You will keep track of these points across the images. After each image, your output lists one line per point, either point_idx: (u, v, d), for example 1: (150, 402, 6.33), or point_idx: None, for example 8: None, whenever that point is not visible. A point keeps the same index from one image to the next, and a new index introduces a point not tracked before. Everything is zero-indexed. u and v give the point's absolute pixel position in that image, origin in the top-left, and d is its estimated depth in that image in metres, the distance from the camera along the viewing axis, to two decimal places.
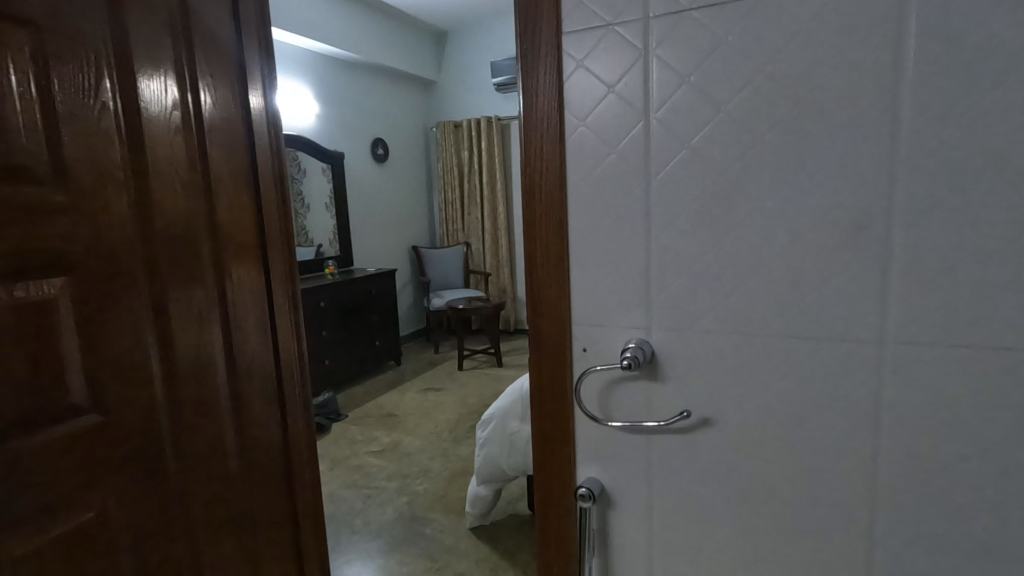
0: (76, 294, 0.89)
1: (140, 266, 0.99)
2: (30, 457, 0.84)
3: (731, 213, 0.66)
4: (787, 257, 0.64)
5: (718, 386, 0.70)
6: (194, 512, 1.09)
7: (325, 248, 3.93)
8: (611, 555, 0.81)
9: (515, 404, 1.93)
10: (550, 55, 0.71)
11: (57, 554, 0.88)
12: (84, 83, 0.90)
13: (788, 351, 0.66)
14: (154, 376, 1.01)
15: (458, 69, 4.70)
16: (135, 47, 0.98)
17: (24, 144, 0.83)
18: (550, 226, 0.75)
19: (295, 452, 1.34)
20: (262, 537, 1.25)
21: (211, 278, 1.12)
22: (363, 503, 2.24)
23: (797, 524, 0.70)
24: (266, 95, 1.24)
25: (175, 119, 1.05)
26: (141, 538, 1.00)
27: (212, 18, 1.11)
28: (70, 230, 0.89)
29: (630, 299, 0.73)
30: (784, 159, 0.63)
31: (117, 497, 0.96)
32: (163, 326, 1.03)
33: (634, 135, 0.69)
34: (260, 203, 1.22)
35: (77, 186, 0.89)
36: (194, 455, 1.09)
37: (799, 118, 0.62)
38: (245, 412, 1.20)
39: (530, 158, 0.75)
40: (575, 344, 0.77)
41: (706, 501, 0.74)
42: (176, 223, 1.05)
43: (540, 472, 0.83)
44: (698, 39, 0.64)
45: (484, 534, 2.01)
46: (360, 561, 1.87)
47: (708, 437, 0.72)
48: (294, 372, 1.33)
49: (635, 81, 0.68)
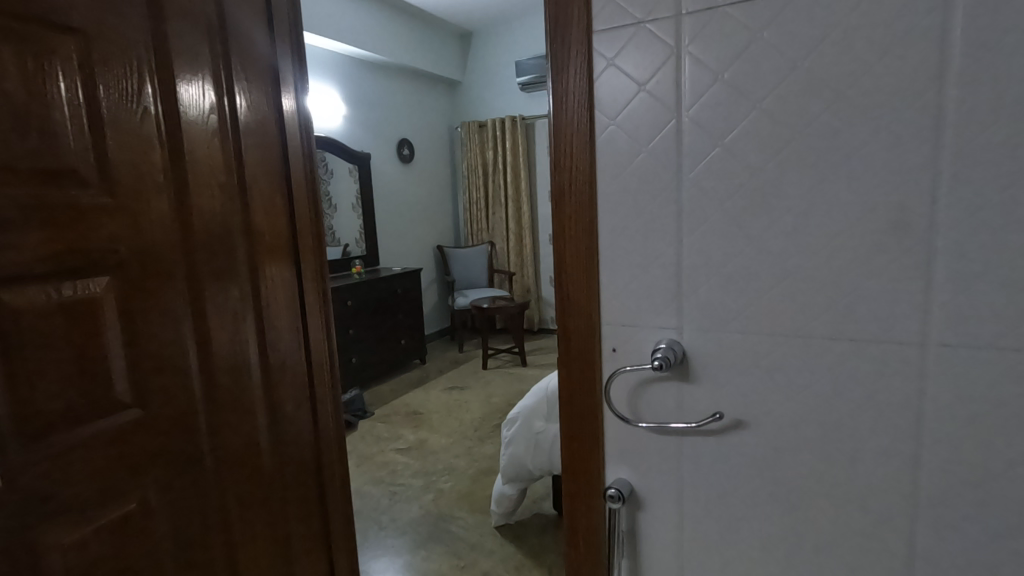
0: (119, 293, 0.93)
1: (179, 266, 1.02)
2: (76, 449, 0.88)
3: (766, 212, 0.65)
4: (824, 256, 0.63)
5: (751, 388, 0.69)
6: (229, 505, 1.12)
7: (352, 248, 3.98)
8: (640, 556, 0.80)
9: (541, 404, 1.93)
10: (581, 54, 0.71)
11: (102, 543, 0.91)
12: (126, 89, 0.94)
13: (825, 353, 0.65)
14: (192, 373, 1.04)
15: (483, 70, 4.72)
16: (175, 53, 1.01)
17: (71, 148, 0.86)
18: (579, 225, 0.75)
19: (325, 450, 1.36)
20: (294, 531, 1.28)
21: (246, 279, 1.14)
22: (389, 499, 2.26)
23: (835, 529, 0.68)
24: (298, 98, 1.27)
25: (212, 123, 1.07)
26: (179, 530, 1.03)
27: (247, 24, 1.14)
28: (114, 231, 0.92)
29: (661, 299, 0.72)
30: (820, 156, 0.61)
31: (158, 489, 0.99)
32: (200, 324, 1.06)
33: (665, 134, 0.68)
34: (294, 205, 1.25)
35: (121, 188, 0.93)
36: (230, 451, 1.12)
37: (838, 113, 0.60)
38: (278, 408, 1.23)
39: (559, 158, 0.74)
40: (605, 344, 0.77)
41: (739, 504, 0.72)
42: (213, 224, 1.07)
43: (569, 472, 0.82)
44: (731, 35, 0.64)
45: (509, 533, 2.01)
46: (387, 557, 1.89)
47: (740, 440, 0.71)
48: (325, 371, 1.35)
49: (666, 79, 0.67)
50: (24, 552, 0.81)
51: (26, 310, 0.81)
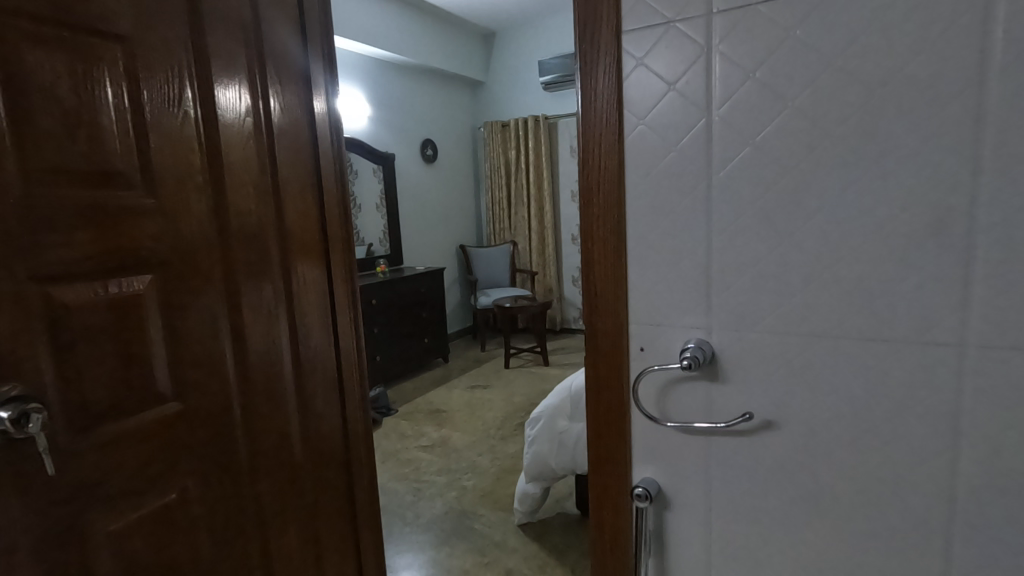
0: (161, 290, 0.96)
1: (217, 264, 1.05)
2: (121, 441, 0.91)
3: (799, 210, 0.64)
4: (857, 256, 0.62)
5: (782, 388, 0.69)
6: (262, 497, 1.15)
7: (377, 247, 4.04)
8: (666, 556, 0.80)
9: (564, 403, 1.94)
10: (610, 54, 0.71)
11: (144, 531, 0.95)
12: (168, 93, 0.97)
13: (859, 354, 0.64)
14: (228, 367, 1.08)
15: (506, 70, 4.73)
16: (213, 57, 1.04)
17: (117, 150, 0.90)
18: (606, 225, 0.75)
19: (353, 446, 1.38)
20: (323, 524, 1.31)
21: (279, 277, 1.17)
22: (413, 496, 2.29)
23: (869, 532, 0.67)
24: (329, 101, 1.29)
25: (248, 125, 1.10)
26: (216, 520, 1.06)
27: (281, 30, 1.17)
28: (156, 230, 0.95)
29: (690, 298, 0.72)
30: (854, 155, 0.61)
31: (196, 480, 1.03)
32: (236, 320, 1.09)
33: (695, 132, 0.68)
34: (324, 205, 1.28)
35: (163, 189, 0.96)
36: (263, 444, 1.15)
37: (873, 111, 0.59)
38: (308, 403, 1.26)
39: (587, 158, 0.75)
40: (633, 343, 0.77)
41: (770, 505, 0.72)
42: (248, 224, 1.10)
43: (596, 470, 0.83)
44: (762, 33, 0.63)
45: (532, 531, 2.02)
46: (411, 553, 1.92)
47: (770, 440, 0.71)
48: (354, 368, 1.38)
49: (696, 78, 0.67)
50: (72, 537, 0.85)
51: (75, 306, 0.85)
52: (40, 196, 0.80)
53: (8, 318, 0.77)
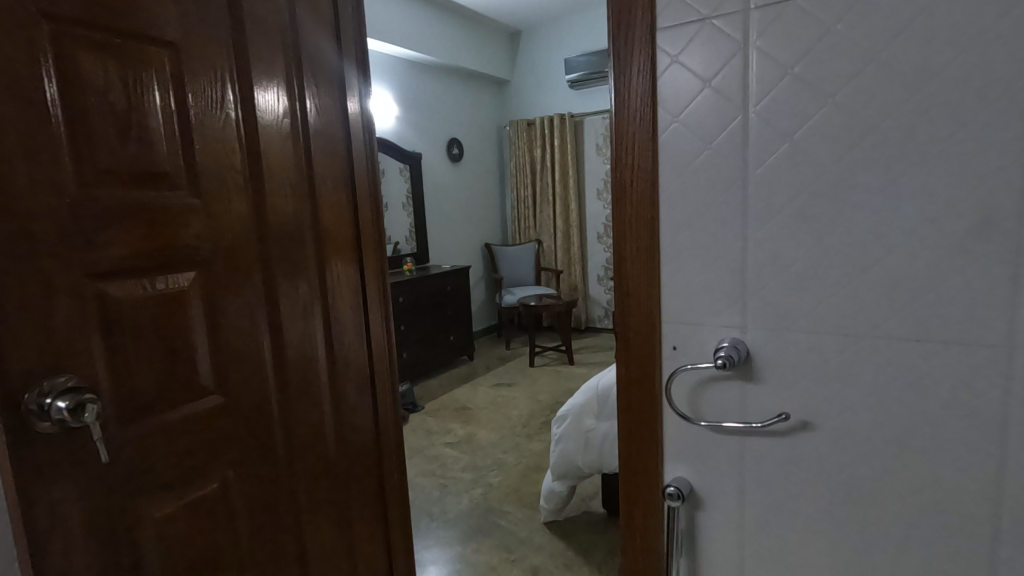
0: (203, 287, 1.00)
1: (256, 261, 1.08)
2: (167, 431, 0.95)
3: (839, 207, 0.63)
4: (898, 256, 0.61)
5: (818, 389, 0.68)
6: (297, 487, 1.19)
7: (403, 246, 4.07)
8: (698, 557, 0.79)
9: (591, 402, 1.93)
10: (644, 51, 0.71)
11: (188, 519, 0.98)
12: (211, 96, 1.00)
13: (899, 356, 0.63)
14: (264, 362, 1.11)
15: (532, 68, 4.74)
16: (253, 61, 1.07)
17: (162, 151, 0.93)
18: (639, 224, 0.75)
19: (384, 441, 1.41)
20: (355, 516, 1.33)
21: (314, 274, 1.20)
22: (440, 492, 2.32)
23: (911, 535, 0.66)
24: (362, 101, 1.31)
25: (286, 126, 1.13)
26: (253, 509, 1.10)
27: (316, 33, 1.19)
28: (199, 229, 0.99)
29: (725, 297, 0.72)
30: (896, 153, 0.60)
31: (235, 470, 1.06)
32: (274, 316, 1.12)
33: (731, 130, 0.68)
34: (357, 204, 1.30)
35: (206, 189, 1.00)
36: (297, 437, 1.18)
37: (919, 106, 0.58)
38: (341, 398, 1.28)
39: (620, 156, 0.75)
40: (665, 342, 0.77)
41: (805, 506, 0.71)
42: (285, 222, 1.13)
43: (626, 469, 0.82)
44: (803, 28, 0.62)
45: (559, 529, 2.03)
46: (438, 548, 1.94)
47: (806, 441, 0.70)
48: (385, 365, 1.40)
49: (733, 74, 0.67)
50: (122, 524, 0.88)
51: (124, 302, 0.88)
52: (94, 195, 0.84)
53: (64, 313, 0.81)
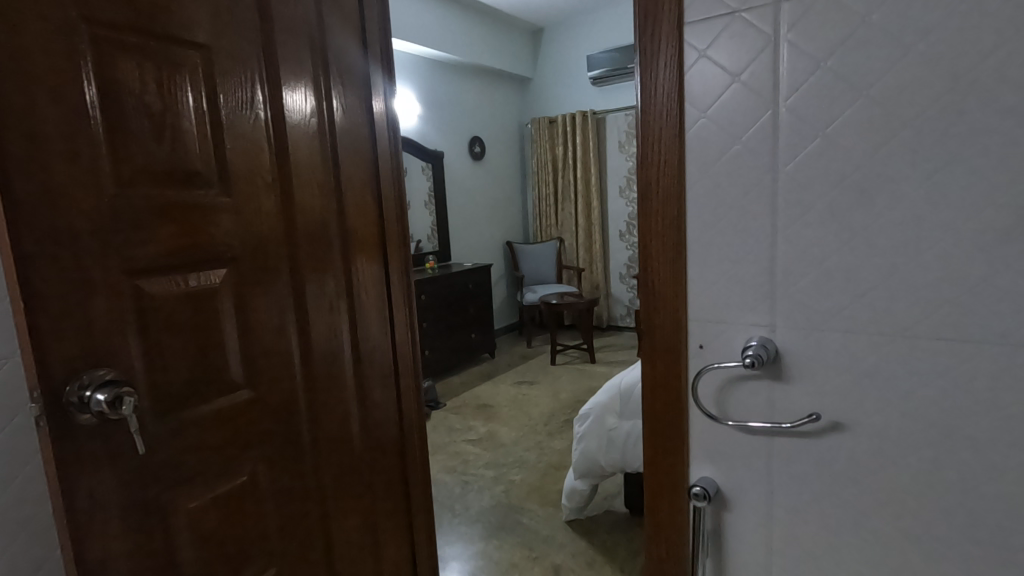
0: (233, 284, 1.02)
1: (283, 258, 1.11)
2: (199, 424, 0.97)
3: (873, 203, 0.61)
4: (935, 253, 0.59)
5: (850, 390, 0.66)
6: (323, 480, 1.21)
7: (426, 244, 4.10)
8: (725, 557, 0.78)
9: (614, 401, 1.92)
10: (671, 46, 0.70)
11: (219, 509, 1.01)
12: (241, 97, 1.03)
13: (935, 356, 0.61)
14: (292, 357, 1.13)
15: (554, 65, 4.72)
16: (281, 62, 1.09)
17: (195, 151, 0.96)
18: (666, 221, 0.74)
19: (408, 438, 1.42)
20: (380, 511, 1.35)
21: (340, 272, 1.22)
22: (462, 488, 2.33)
23: (948, 539, 0.64)
24: (387, 101, 1.32)
25: (313, 125, 1.15)
26: (281, 502, 1.12)
27: (342, 34, 1.21)
28: (230, 227, 1.01)
29: (753, 295, 0.70)
30: (933, 147, 0.58)
31: (263, 463, 1.09)
32: (301, 313, 1.14)
33: (761, 125, 0.67)
34: (382, 202, 1.31)
35: (236, 188, 1.02)
36: (324, 431, 1.20)
37: (959, 98, 0.56)
38: (366, 393, 1.30)
39: (646, 152, 0.74)
40: (692, 340, 0.76)
41: (836, 508, 0.70)
42: (312, 221, 1.15)
43: (651, 468, 0.82)
44: (836, 21, 0.61)
45: (581, 527, 2.02)
46: (460, 544, 1.96)
47: (837, 443, 0.68)
48: (410, 362, 1.41)
49: (763, 68, 0.66)
50: (156, 514, 0.91)
51: (159, 298, 0.91)
52: (130, 195, 0.86)
53: (102, 309, 0.83)
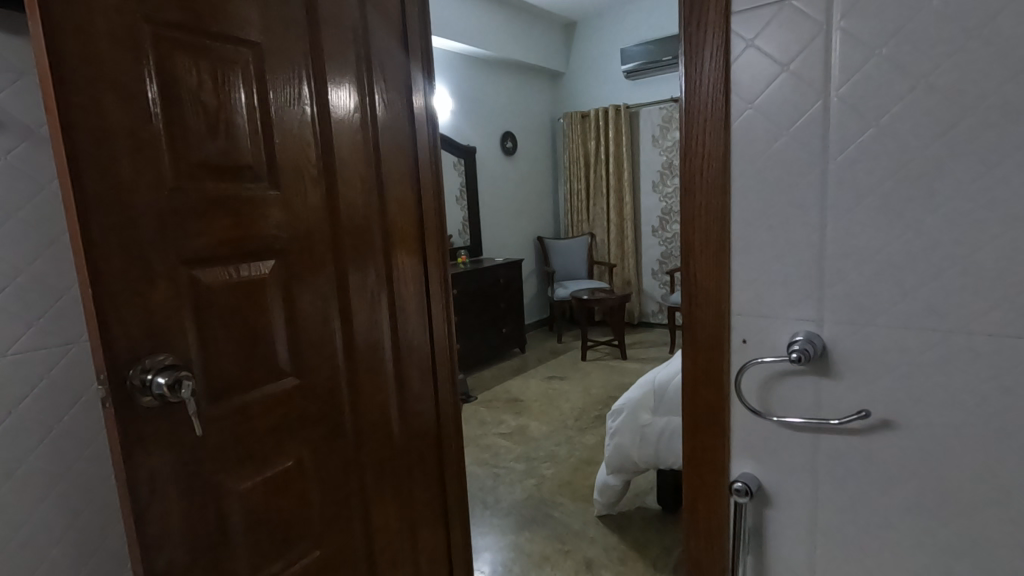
0: (281, 274, 1.06)
1: (328, 250, 1.14)
2: (247, 410, 1.01)
3: (927, 197, 0.60)
4: (994, 248, 0.57)
5: (899, 388, 0.65)
6: (363, 467, 1.24)
7: (457, 239, 4.13)
8: (766, 554, 0.78)
9: (647, 397, 1.91)
10: (717, 36, 0.69)
11: (266, 491, 1.05)
12: (289, 94, 1.06)
13: (990, 353, 0.59)
14: (335, 348, 1.17)
15: (587, 60, 4.69)
16: (326, 60, 1.12)
17: (247, 146, 0.99)
18: (709, 214, 0.73)
19: (444, 429, 1.44)
20: (417, 499, 1.37)
21: (382, 264, 1.25)
22: (493, 481, 2.35)
23: (1007, 543, 0.61)
24: (427, 97, 1.34)
25: (356, 121, 1.18)
26: (325, 486, 1.16)
27: (384, 32, 1.23)
28: (278, 221, 1.05)
29: (801, 289, 0.69)
30: (993, 139, 0.56)
31: (307, 448, 1.13)
32: (344, 304, 1.18)
33: (811, 115, 0.65)
34: (421, 196, 1.33)
35: (284, 182, 1.06)
36: (365, 420, 1.24)
37: (1021, 87, 0.54)
38: (405, 384, 1.32)
39: (690, 143, 0.73)
40: (734, 335, 0.75)
41: (883, 508, 0.68)
42: (355, 215, 1.18)
43: (691, 463, 0.81)
44: (891, 7, 0.59)
45: (612, 522, 2.02)
46: (492, 536, 1.98)
47: (885, 441, 0.67)
48: (446, 355, 1.43)
49: (814, 57, 0.64)
50: (208, 495, 0.95)
51: (213, 287, 0.94)
52: (187, 188, 0.90)
53: (162, 298, 0.87)
